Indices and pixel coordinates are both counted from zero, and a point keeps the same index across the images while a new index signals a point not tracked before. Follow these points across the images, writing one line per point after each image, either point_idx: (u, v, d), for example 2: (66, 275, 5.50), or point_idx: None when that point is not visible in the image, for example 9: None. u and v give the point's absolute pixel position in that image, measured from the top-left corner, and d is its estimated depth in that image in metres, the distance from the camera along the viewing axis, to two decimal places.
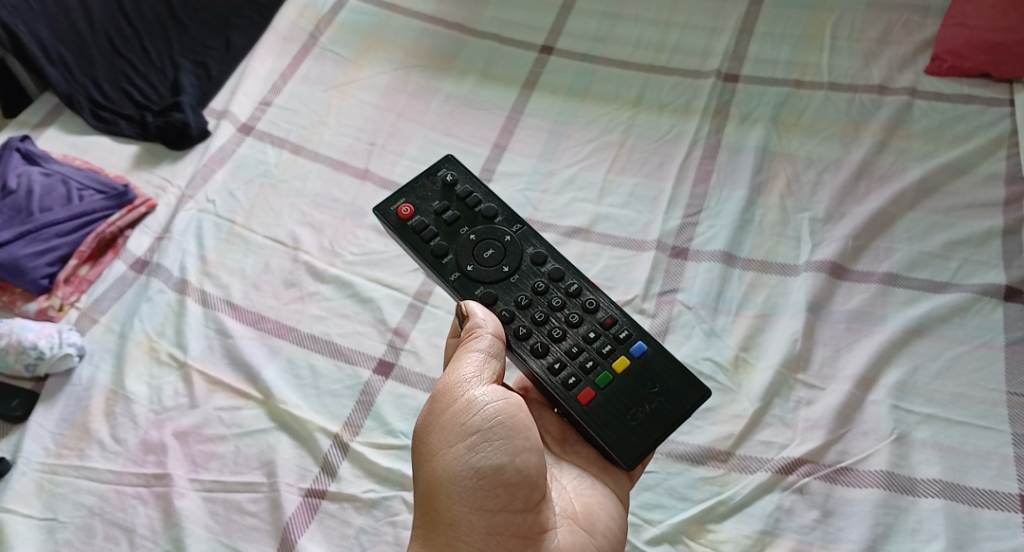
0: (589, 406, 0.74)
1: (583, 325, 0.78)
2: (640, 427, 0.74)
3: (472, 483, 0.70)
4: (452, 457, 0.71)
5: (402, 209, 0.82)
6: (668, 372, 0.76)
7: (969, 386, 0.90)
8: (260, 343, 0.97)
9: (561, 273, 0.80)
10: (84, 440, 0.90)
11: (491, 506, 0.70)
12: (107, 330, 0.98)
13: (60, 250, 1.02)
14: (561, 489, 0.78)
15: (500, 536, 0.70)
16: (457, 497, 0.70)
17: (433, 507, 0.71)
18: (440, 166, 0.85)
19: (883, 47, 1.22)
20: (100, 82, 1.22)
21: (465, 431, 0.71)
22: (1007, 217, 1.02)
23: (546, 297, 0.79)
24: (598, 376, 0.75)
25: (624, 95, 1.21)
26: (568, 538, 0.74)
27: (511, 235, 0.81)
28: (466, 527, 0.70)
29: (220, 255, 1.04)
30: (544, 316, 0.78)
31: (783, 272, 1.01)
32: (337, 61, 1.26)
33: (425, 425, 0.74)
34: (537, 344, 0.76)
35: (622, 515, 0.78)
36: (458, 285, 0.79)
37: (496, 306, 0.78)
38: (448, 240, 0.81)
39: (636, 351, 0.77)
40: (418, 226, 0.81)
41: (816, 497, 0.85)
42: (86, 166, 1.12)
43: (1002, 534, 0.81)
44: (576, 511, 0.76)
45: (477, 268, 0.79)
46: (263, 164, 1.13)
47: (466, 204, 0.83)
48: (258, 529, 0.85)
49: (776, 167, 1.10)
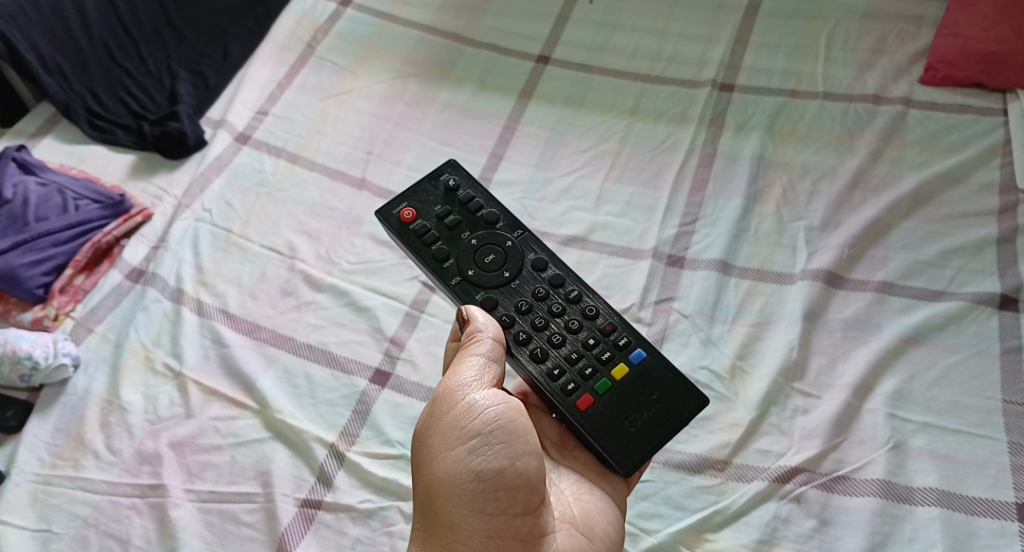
0: (587, 413, 0.74)
1: (582, 331, 0.78)
2: (638, 434, 0.74)
3: (473, 485, 0.70)
4: (452, 460, 0.71)
5: (404, 212, 0.82)
6: (667, 380, 0.76)
7: (966, 394, 0.90)
8: (256, 352, 0.97)
9: (561, 279, 0.80)
10: (79, 450, 0.90)
11: (491, 508, 0.70)
12: (103, 339, 0.98)
13: (56, 259, 1.02)
14: (559, 494, 0.77)
15: (499, 539, 0.70)
16: (457, 500, 0.70)
17: (433, 509, 0.70)
18: (443, 171, 0.85)
19: (877, 56, 1.22)
20: (97, 91, 1.23)
21: (465, 434, 0.71)
22: (1002, 225, 1.02)
23: (546, 302, 0.79)
24: (597, 382, 0.75)
25: (621, 104, 1.21)
26: (568, 542, 0.73)
27: (512, 240, 0.81)
28: (466, 530, 0.69)
29: (216, 264, 1.04)
30: (543, 321, 0.78)
31: (779, 280, 1.01)
32: (335, 70, 1.26)
33: (426, 427, 0.74)
34: (536, 350, 0.76)
35: (620, 520, 0.77)
36: (459, 289, 0.79)
37: (496, 311, 0.78)
38: (449, 244, 0.81)
39: (635, 358, 0.77)
40: (420, 230, 0.81)
41: (813, 506, 0.85)
42: (82, 175, 1.12)
43: (999, 543, 0.81)
44: (574, 515, 0.76)
45: (478, 273, 0.79)
46: (260, 173, 1.13)
47: (468, 209, 0.83)
48: (253, 539, 0.84)
49: (772, 175, 1.11)
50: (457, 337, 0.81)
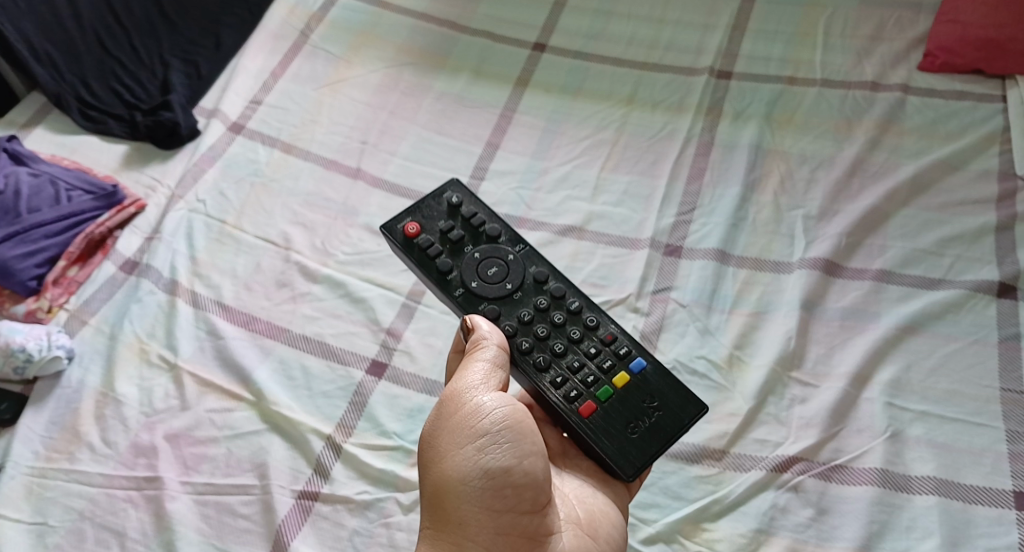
0: (590, 420, 0.74)
1: (584, 342, 0.78)
2: (639, 441, 0.73)
3: (481, 484, 0.69)
4: (461, 460, 0.70)
5: (408, 227, 0.81)
6: (667, 388, 0.76)
7: (963, 383, 0.90)
8: (251, 344, 0.96)
9: (563, 292, 0.79)
10: (74, 443, 0.89)
11: (501, 505, 0.69)
12: (97, 331, 0.97)
13: (49, 251, 1.01)
14: (563, 496, 0.77)
15: (508, 537, 0.69)
16: (466, 498, 0.69)
17: (442, 511, 0.69)
18: (446, 188, 0.84)
19: (876, 43, 1.22)
20: (89, 81, 1.21)
21: (473, 434, 0.70)
22: (1000, 213, 1.02)
23: (549, 314, 0.78)
24: (599, 390, 0.75)
25: (617, 92, 1.20)
26: (573, 542, 0.73)
27: (514, 253, 0.80)
28: (475, 528, 0.69)
29: (211, 256, 1.03)
30: (546, 332, 0.77)
31: (777, 269, 1.01)
32: (329, 59, 1.25)
33: (431, 431, 0.72)
34: (539, 360, 0.76)
35: (622, 522, 0.77)
36: (462, 301, 0.79)
37: (500, 322, 0.78)
38: (453, 257, 0.80)
39: (635, 367, 0.76)
40: (424, 244, 0.81)
41: (811, 495, 0.85)
42: (74, 165, 1.11)
43: (997, 531, 0.81)
44: (579, 516, 0.75)
45: (481, 285, 0.79)
46: (254, 163, 1.13)
47: (471, 223, 0.82)
48: (250, 531, 0.84)
49: (770, 164, 1.10)
50: (459, 347, 0.80)
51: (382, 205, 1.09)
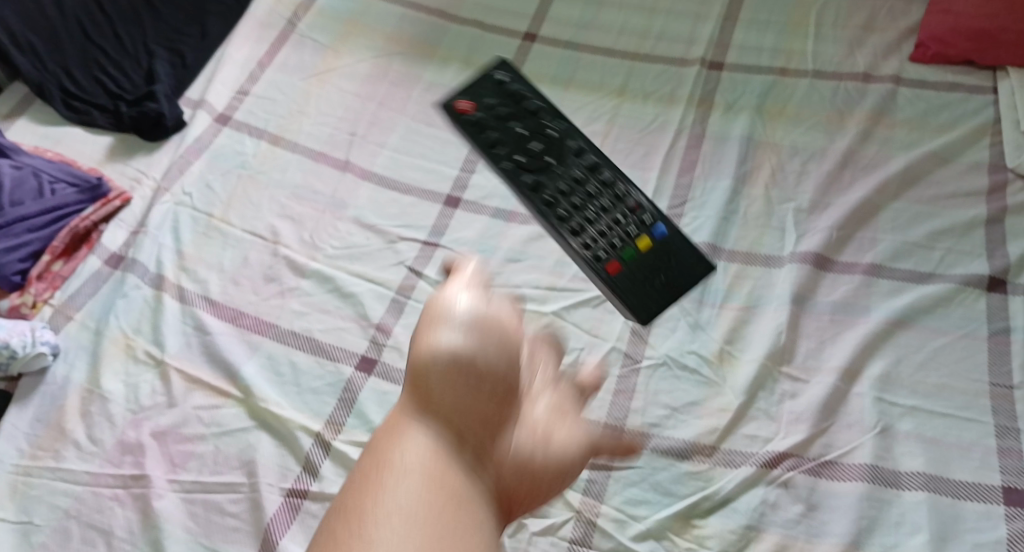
0: (616, 276, 0.86)
1: (614, 211, 0.88)
2: (658, 291, 0.86)
3: (474, 343, 0.59)
4: (453, 327, 0.60)
5: (462, 102, 0.94)
6: (682, 250, 0.87)
7: (953, 377, 0.90)
8: (239, 340, 0.95)
9: (601, 168, 0.90)
10: (60, 441, 0.88)
11: (480, 381, 0.58)
12: (82, 327, 0.96)
13: (32, 245, 1.00)
14: (531, 402, 0.65)
15: (473, 420, 0.57)
16: (457, 347, 0.58)
17: (414, 376, 0.58)
18: (500, 69, 0.96)
19: (868, 33, 1.21)
20: (71, 71, 1.19)
21: (480, 295, 0.62)
22: (991, 206, 1.02)
23: (585, 186, 0.89)
24: (623, 250, 0.86)
25: (609, 83, 1.20)
26: (528, 447, 0.61)
27: (566, 150, 0.91)
28: (457, 359, 0.58)
29: (197, 250, 1.02)
30: (581, 201, 0.88)
31: (768, 264, 1.00)
32: (316, 47, 1.24)
33: (423, 315, 0.61)
34: (575, 225, 0.87)
35: (584, 443, 0.65)
36: (515, 179, 0.90)
37: (543, 192, 0.88)
38: (516, 155, 0.91)
39: (658, 233, 0.87)
40: (477, 118, 0.93)
41: (800, 491, 0.85)
42: (58, 157, 1.09)
43: (984, 526, 0.81)
44: (538, 428, 0.63)
45: (526, 159, 0.90)
46: (240, 155, 1.11)
47: (531, 151, 0.91)
48: (239, 529, 0.83)
49: (762, 157, 1.10)
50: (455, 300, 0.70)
51: (370, 198, 1.08)
